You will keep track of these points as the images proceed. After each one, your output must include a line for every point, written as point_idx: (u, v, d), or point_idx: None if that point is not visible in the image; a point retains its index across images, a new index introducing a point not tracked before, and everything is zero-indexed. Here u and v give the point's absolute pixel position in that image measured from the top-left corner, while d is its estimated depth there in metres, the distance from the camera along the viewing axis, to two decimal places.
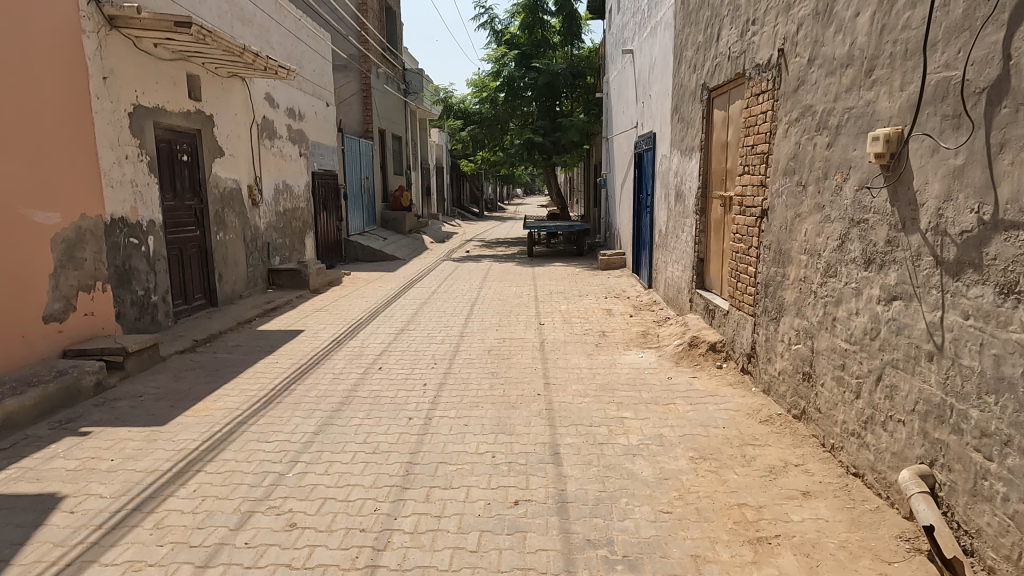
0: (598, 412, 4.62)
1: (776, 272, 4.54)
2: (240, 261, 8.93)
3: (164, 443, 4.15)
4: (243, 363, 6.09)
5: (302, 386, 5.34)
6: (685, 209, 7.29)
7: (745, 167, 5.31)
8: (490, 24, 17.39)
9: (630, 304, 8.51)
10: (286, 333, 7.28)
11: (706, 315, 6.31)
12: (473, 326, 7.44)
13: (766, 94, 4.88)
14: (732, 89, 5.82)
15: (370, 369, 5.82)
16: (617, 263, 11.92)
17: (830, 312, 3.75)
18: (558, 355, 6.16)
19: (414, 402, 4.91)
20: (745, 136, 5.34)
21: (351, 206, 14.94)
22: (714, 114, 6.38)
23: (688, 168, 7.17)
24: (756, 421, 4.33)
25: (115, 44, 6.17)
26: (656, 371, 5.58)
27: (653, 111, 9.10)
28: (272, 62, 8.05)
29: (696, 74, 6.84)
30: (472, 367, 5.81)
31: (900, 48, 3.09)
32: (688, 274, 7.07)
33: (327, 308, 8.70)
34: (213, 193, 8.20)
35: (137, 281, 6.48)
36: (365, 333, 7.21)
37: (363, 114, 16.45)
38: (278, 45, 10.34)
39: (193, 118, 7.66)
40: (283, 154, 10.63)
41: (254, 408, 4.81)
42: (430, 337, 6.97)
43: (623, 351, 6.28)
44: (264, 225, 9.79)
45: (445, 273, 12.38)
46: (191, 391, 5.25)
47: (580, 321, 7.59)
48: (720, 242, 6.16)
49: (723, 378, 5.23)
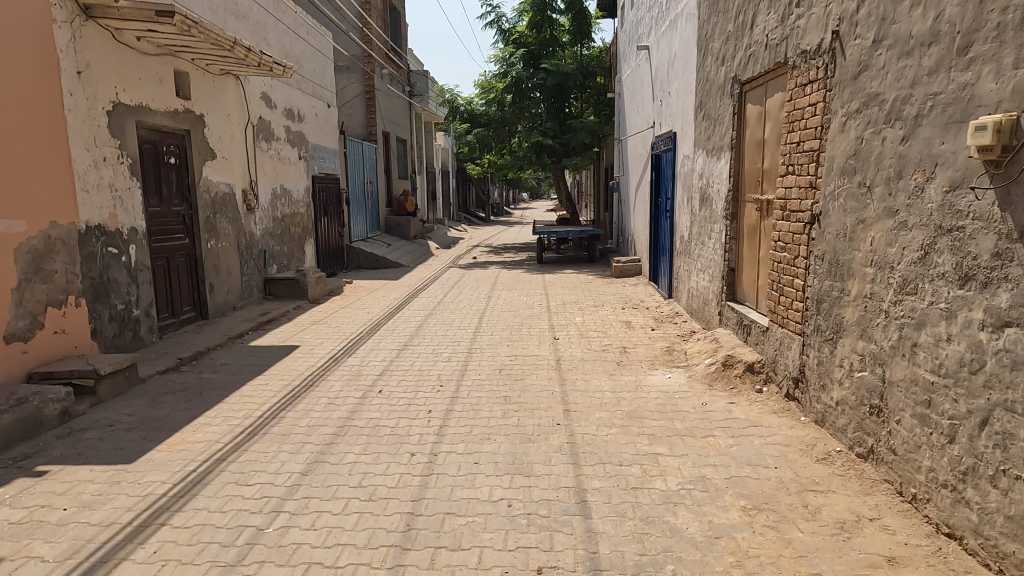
0: (628, 447, 4.04)
1: (833, 286, 3.96)
2: (234, 270, 8.41)
3: (128, 488, 3.58)
4: (232, 385, 5.54)
5: (294, 413, 4.78)
6: (712, 214, 6.70)
7: (787, 167, 4.73)
8: (497, 23, 16.90)
9: (650, 316, 7.93)
10: (280, 350, 6.72)
11: (739, 330, 5.72)
12: (482, 341, 6.87)
13: (815, 84, 4.30)
14: (770, 80, 5.25)
15: (369, 392, 5.26)
16: (632, 271, 11.34)
17: (908, 336, 3.17)
18: (576, 375, 5.58)
19: (418, 434, 4.34)
20: (787, 132, 4.76)
21: (354, 210, 14.43)
22: (747, 109, 5.79)
23: (716, 169, 6.59)
24: (812, 459, 3.74)
25: (92, 36, 5.65)
26: (687, 396, 4.99)
27: (673, 109, 8.53)
28: (267, 58, 7.53)
29: (724, 66, 6.27)
30: (481, 391, 5.23)
31: (1012, 17, 2.53)
32: (716, 285, 6.47)
33: (326, 321, 8.14)
34: (204, 198, 7.68)
35: (117, 295, 5.94)
36: (364, 350, 6.64)
37: (366, 116, 15.95)
38: (276, 42, 9.82)
39: (181, 117, 7.14)
40: (281, 156, 10.10)
41: (238, 440, 4.26)
42: (435, 355, 6.38)
43: (648, 371, 5.69)
44: (260, 231, 9.27)
45: (451, 282, 11.80)
46: (170, 419, 4.69)
47: (598, 336, 7.00)
48: (756, 250, 5.58)
49: (766, 405, 4.63)
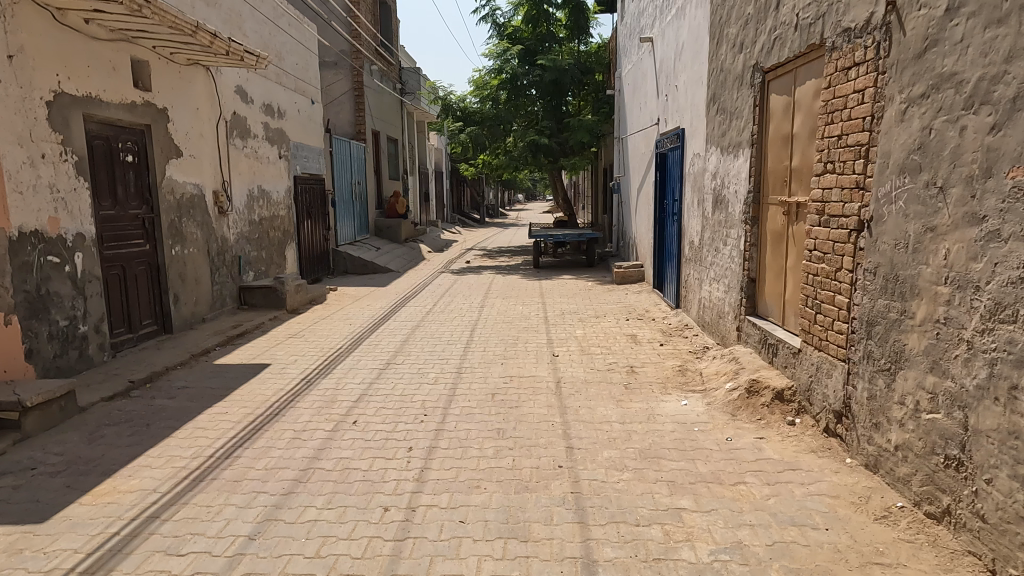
0: (644, 499, 3.36)
1: (889, 306, 3.31)
2: (204, 279, 7.71)
3: (28, 562, 2.87)
4: (186, 414, 4.84)
5: (250, 452, 4.08)
6: (728, 218, 6.04)
7: (824, 165, 4.08)
8: (492, 17, 16.22)
9: (657, 329, 7.27)
10: (247, 369, 6.03)
11: (763, 349, 5.06)
12: (473, 359, 6.19)
13: (863, 66, 3.64)
14: (800, 66, 4.60)
15: (342, 424, 4.56)
16: (634, 277, 10.68)
17: (1004, 375, 2.52)
18: (579, 402, 4.90)
19: (394, 481, 3.65)
20: (825, 124, 4.10)
21: (341, 213, 13.74)
22: (771, 100, 5.14)
23: (732, 168, 5.94)
24: (869, 519, 3.07)
25: (26, 15, 4.95)
26: (709, 429, 4.32)
27: (681, 103, 7.90)
28: (238, 47, 6.84)
29: (743, 52, 5.62)
30: (470, 422, 4.53)
31: None
32: (733, 297, 5.82)
33: (303, 335, 7.43)
34: (168, 199, 6.98)
35: (59, 309, 5.23)
36: (342, 370, 5.94)
37: (355, 114, 15.27)
38: (252, 32, 9.14)
39: (139, 111, 6.45)
40: (258, 155, 9.41)
41: (178, 490, 3.56)
42: (420, 376, 5.69)
43: (660, 397, 5.01)
44: (234, 235, 8.57)
45: (442, 289, 11.10)
46: (104, 459, 3.99)
47: (601, 352, 6.33)
48: (782, 258, 4.93)
49: (802, 443, 3.97)
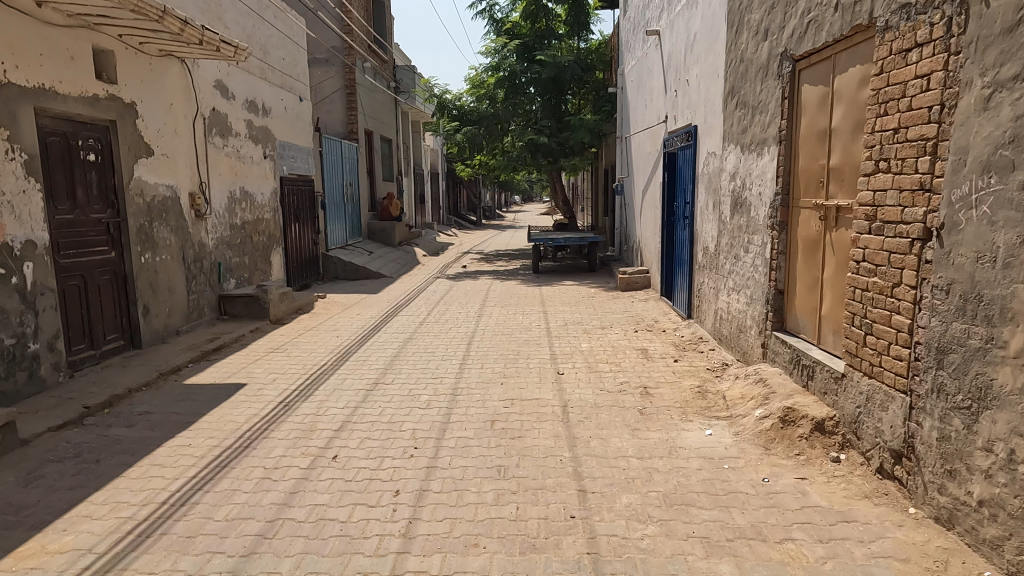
0: (674, 564, 2.80)
1: (969, 332, 2.76)
2: (179, 288, 7.12)
3: None
4: (143, 446, 4.25)
5: (211, 498, 3.51)
6: (750, 222, 5.50)
7: (876, 163, 3.53)
8: (489, 13, 15.67)
9: (669, 342, 6.71)
10: (220, 390, 5.45)
11: (794, 370, 4.52)
12: (470, 378, 5.63)
13: (928, 48, 3.10)
14: (842, 52, 4.05)
15: (320, 460, 3.99)
16: (639, 283, 10.13)
17: None
18: (589, 432, 4.33)
19: (376, 537, 3.08)
20: (876, 115, 3.55)
21: (332, 216, 13.17)
22: (802, 92, 4.59)
23: (755, 167, 5.39)
24: None
25: None
26: (740, 466, 3.76)
27: (692, 99, 7.37)
28: (213, 37, 6.26)
29: (769, 39, 5.08)
30: (466, 458, 3.96)
31: None
32: (757, 310, 5.27)
33: (286, 349, 6.85)
34: (137, 202, 6.40)
35: (4, 326, 4.65)
36: (324, 391, 5.37)
37: (347, 113, 14.72)
38: (234, 23, 8.57)
39: (103, 105, 5.87)
40: (241, 155, 8.83)
41: (119, 550, 2.99)
42: (412, 399, 5.12)
43: (680, 425, 4.46)
44: (213, 240, 7.99)
45: (437, 295, 10.54)
46: (38, 508, 3.41)
47: (610, 370, 5.77)
48: (817, 268, 4.39)
49: (852, 486, 3.42)
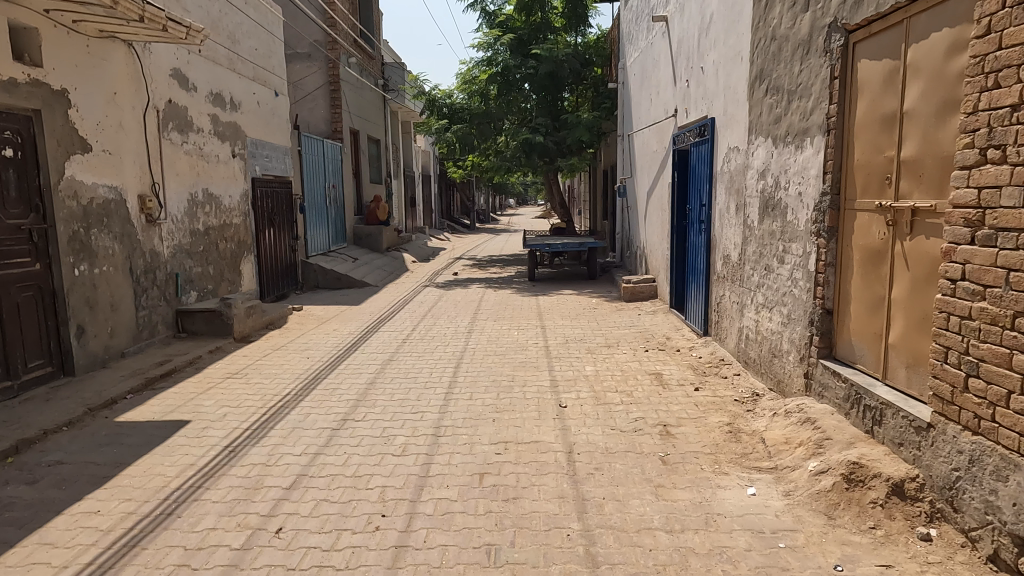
0: None
1: None
2: (125, 304, 6.23)
3: None
4: (39, 514, 3.36)
5: None
6: (787, 227, 4.65)
7: (982, 151, 2.68)
8: (482, 5, 14.83)
9: (685, 365, 5.86)
10: (156, 430, 4.55)
11: (853, 411, 3.66)
12: (456, 413, 4.76)
13: None
14: (920, 13, 3.20)
15: (258, 537, 3.09)
16: (644, 293, 9.28)
17: None
18: (602, 491, 3.47)
19: None
20: (981, 89, 2.70)
21: (313, 220, 12.26)
22: (860, 68, 3.74)
23: (793, 162, 4.55)
24: None
25: None
26: (803, 546, 2.90)
27: (709, 89, 6.54)
28: (156, 12, 5.38)
29: (813, 7, 4.22)
30: (446, 533, 3.08)
31: None
32: (798, 332, 4.42)
33: (246, 373, 5.96)
34: (70, 207, 5.50)
35: None
36: (281, 432, 4.48)
37: (331, 111, 13.87)
38: (195, 6, 7.69)
39: (22, 92, 4.98)
40: (204, 152, 7.95)
41: None
42: (384, 443, 4.23)
43: (714, 479, 3.60)
44: (169, 248, 7.09)
45: (425, 307, 9.65)
46: None
47: (620, 401, 4.91)
48: (883, 285, 3.53)
49: None
